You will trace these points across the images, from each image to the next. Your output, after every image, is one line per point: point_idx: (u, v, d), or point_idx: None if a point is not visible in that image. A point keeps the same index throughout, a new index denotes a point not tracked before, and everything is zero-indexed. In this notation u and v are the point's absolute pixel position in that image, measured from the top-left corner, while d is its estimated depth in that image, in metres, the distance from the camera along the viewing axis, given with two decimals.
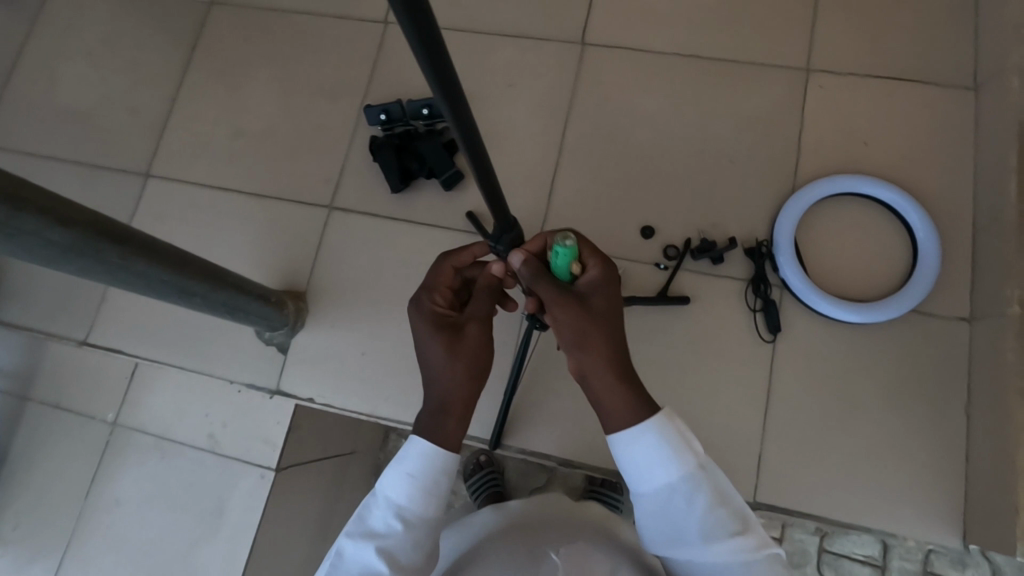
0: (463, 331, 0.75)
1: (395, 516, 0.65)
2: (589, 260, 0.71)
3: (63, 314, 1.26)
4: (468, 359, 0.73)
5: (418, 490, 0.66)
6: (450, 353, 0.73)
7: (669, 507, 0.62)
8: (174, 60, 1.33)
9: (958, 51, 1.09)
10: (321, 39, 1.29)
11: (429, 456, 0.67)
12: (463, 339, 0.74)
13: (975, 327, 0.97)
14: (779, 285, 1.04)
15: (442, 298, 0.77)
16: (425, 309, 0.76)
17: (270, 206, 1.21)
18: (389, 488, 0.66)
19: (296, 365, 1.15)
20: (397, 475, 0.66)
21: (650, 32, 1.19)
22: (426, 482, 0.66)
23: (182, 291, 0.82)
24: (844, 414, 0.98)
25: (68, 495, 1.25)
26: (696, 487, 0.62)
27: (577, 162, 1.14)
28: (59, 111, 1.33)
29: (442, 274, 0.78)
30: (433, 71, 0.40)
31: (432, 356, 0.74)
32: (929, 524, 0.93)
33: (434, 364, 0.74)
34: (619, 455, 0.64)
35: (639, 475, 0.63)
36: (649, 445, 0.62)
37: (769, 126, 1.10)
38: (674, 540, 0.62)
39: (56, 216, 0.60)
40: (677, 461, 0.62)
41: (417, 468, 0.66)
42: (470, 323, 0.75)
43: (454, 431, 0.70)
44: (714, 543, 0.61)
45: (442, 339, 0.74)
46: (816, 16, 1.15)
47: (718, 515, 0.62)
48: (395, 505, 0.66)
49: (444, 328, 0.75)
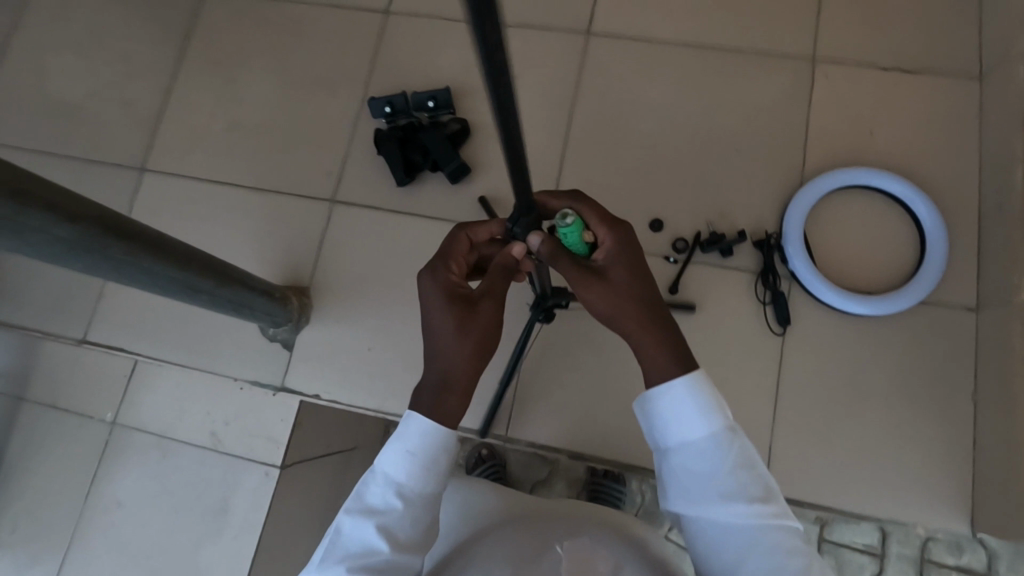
0: (477, 306, 0.70)
1: (395, 493, 0.64)
2: (599, 230, 0.70)
3: (59, 312, 1.23)
4: (477, 338, 0.68)
5: (418, 467, 0.64)
6: (460, 329, 0.69)
7: (695, 465, 0.61)
8: (168, 51, 1.30)
9: (963, 40, 1.09)
10: (319, 29, 1.27)
11: (430, 433, 0.65)
12: (475, 314, 0.69)
13: (981, 316, 0.98)
14: (788, 276, 1.04)
15: (456, 270, 0.73)
16: (439, 281, 0.71)
17: (270, 200, 1.19)
18: (388, 466, 0.64)
19: (301, 361, 1.14)
20: (396, 452, 0.64)
21: (655, 22, 1.18)
22: (425, 458, 0.65)
23: (187, 288, 0.80)
24: (851, 403, 0.99)
25: (67, 497, 1.23)
26: (725, 446, 0.61)
27: (583, 154, 1.13)
28: (49, 104, 1.30)
29: (459, 247, 0.75)
30: (485, 44, 0.37)
31: (440, 330, 0.69)
32: (935, 512, 0.94)
33: (441, 339, 0.69)
34: (650, 410, 0.63)
35: (668, 429, 0.62)
36: (682, 400, 0.61)
37: (776, 116, 1.10)
38: (694, 497, 0.61)
39: (64, 212, 0.58)
40: (709, 418, 0.61)
41: (418, 444, 0.64)
42: (484, 299, 0.70)
43: (454, 410, 0.67)
44: (736, 505, 0.59)
45: (453, 313, 0.69)
46: (821, 5, 1.14)
47: (743, 476, 0.60)
48: (394, 482, 0.64)
49: (456, 301, 0.70)
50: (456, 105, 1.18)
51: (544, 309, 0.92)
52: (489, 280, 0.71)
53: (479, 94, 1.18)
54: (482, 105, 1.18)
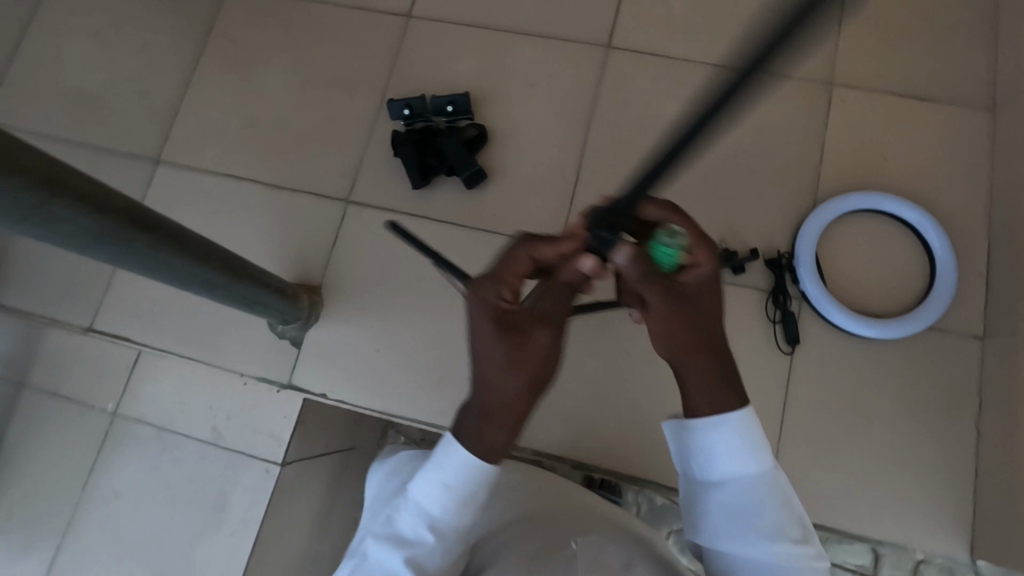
0: (530, 335, 0.62)
1: (427, 525, 0.61)
2: (697, 252, 0.63)
3: (66, 300, 1.23)
4: (531, 372, 0.61)
5: (454, 502, 0.60)
6: (511, 361, 0.61)
7: (737, 502, 0.60)
8: (188, 43, 1.30)
9: (977, 71, 1.11)
10: (340, 29, 1.27)
11: (469, 468, 0.60)
12: (530, 344, 0.62)
13: (987, 344, 0.99)
14: (798, 296, 1.05)
15: (510, 290, 0.64)
16: (489, 303, 0.63)
17: (283, 197, 1.19)
18: (422, 496, 0.61)
19: (309, 359, 1.13)
20: (431, 483, 0.61)
21: (675, 38, 1.19)
22: (463, 494, 0.61)
23: (205, 282, 0.80)
24: (855, 425, 1.00)
25: (64, 487, 1.22)
26: (770, 485, 0.60)
27: (599, 166, 1.14)
28: (66, 91, 1.29)
29: (518, 264, 0.63)
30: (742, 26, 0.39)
31: (486, 359, 0.62)
32: (935, 537, 0.95)
33: (490, 368, 0.62)
34: (695, 439, 0.62)
35: (711, 460, 0.61)
36: (731, 434, 0.60)
37: (791, 137, 1.11)
38: (731, 532, 0.60)
39: (93, 203, 0.58)
40: (756, 456, 0.60)
41: (456, 479, 0.60)
42: (540, 329, 0.62)
43: (500, 441, 0.61)
44: (774, 543, 0.58)
45: (505, 343, 0.62)
46: (839, 30, 1.16)
47: (782, 516, 0.59)
48: (427, 514, 0.61)
49: (506, 329, 0.62)
50: (474, 111, 1.19)
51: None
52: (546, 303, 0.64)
53: (498, 101, 1.19)
54: (500, 112, 1.19)
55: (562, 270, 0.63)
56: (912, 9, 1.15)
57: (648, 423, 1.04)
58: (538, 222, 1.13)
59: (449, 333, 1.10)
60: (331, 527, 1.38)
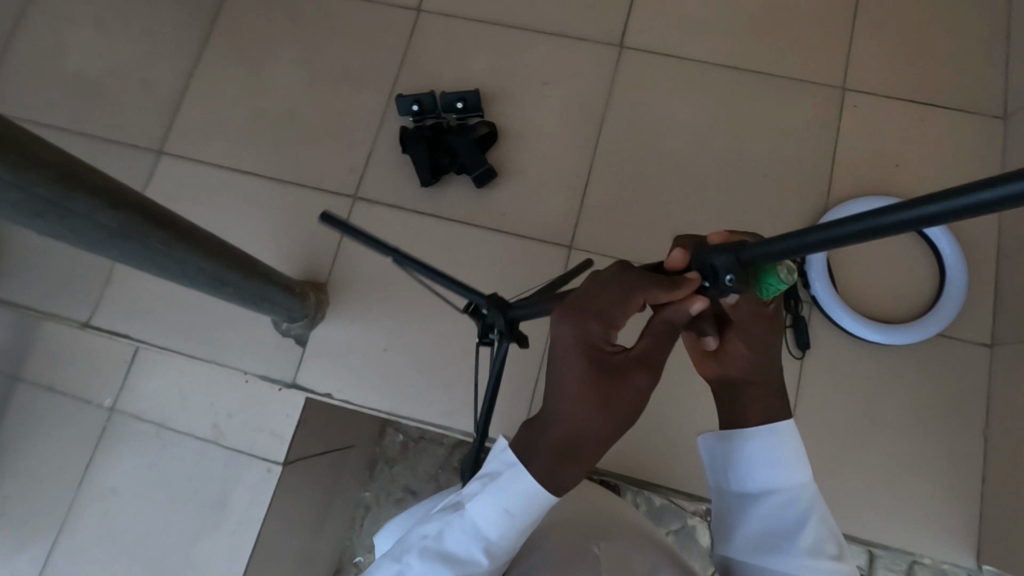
0: (629, 377, 0.53)
1: (482, 546, 0.56)
2: None
3: (64, 293, 1.20)
4: (625, 418, 0.53)
5: (514, 530, 0.55)
6: (603, 404, 0.52)
7: (773, 515, 0.61)
8: (192, 33, 1.28)
9: (988, 79, 1.11)
10: (349, 22, 1.25)
11: (536, 500, 0.54)
12: (627, 386, 0.52)
13: (995, 352, 0.99)
14: (810, 301, 1.05)
15: (609, 325, 0.53)
16: (584, 338, 0.53)
17: (289, 192, 1.17)
18: (479, 517, 0.55)
19: (314, 358, 1.12)
20: (490, 506, 0.55)
21: (688, 40, 1.18)
22: (526, 522, 0.55)
23: (215, 280, 0.78)
24: (864, 431, 1.00)
25: (60, 484, 1.19)
26: (811, 501, 0.60)
27: (610, 167, 1.13)
28: (65, 79, 1.26)
29: (623, 299, 0.53)
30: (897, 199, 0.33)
31: (573, 401, 0.52)
32: (940, 543, 0.95)
33: (575, 408, 0.52)
34: (736, 450, 0.63)
35: (752, 472, 0.62)
36: (773, 446, 0.61)
37: (803, 142, 1.11)
38: (769, 544, 0.60)
39: (107, 197, 0.57)
40: (797, 469, 0.61)
41: (520, 508, 0.54)
42: (642, 372, 0.53)
43: (569, 478, 0.54)
44: (815, 560, 0.58)
45: (600, 383, 0.52)
46: (852, 35, 1.15)
47: (823, 533, 0.59)
48: (482, 535, 0.56)
49: (602, 370, 0.52)
50: (485, 109, 1.18)
51: (509, 321, 0.74)
52: (651, 346, 0.55)
53: (509, 99, 1.18)
54: (511, 110, 1.17)
55: (672, 312, 0.55)
56: (926, 16, 1.15)
57: (657, 426, 1.03)
58: (548, 222, 1.12)
59: (458, 333, 1.09)
60: (329, 526, 1.36)
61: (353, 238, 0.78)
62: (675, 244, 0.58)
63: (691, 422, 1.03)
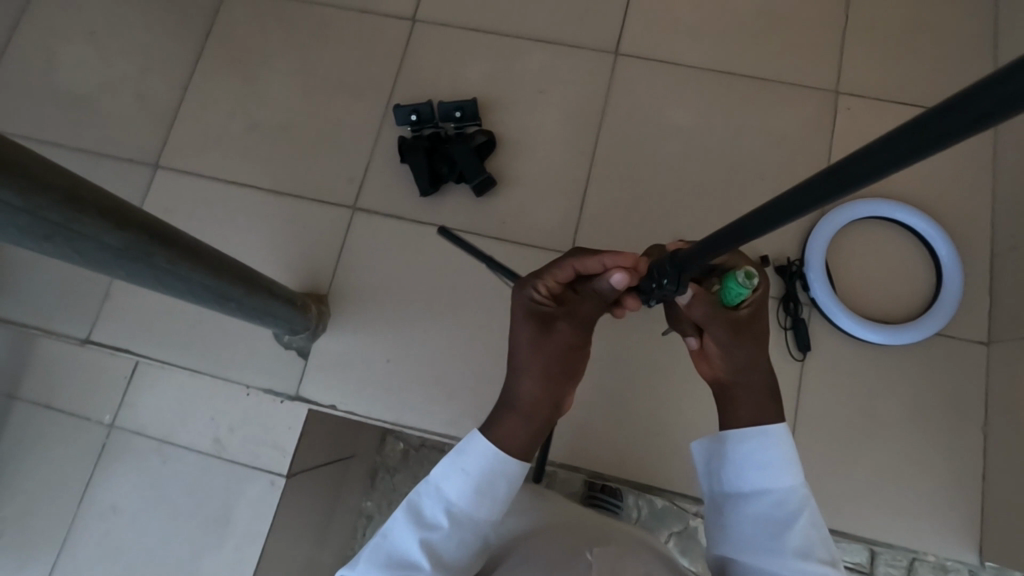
0: (553, 327, 0.74)
1: (445, 509, 0.63)
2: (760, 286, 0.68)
3: (61, 310, 1.19)
4: (547, 359, 0.73)
5: (473, 490, 0.64)
6: (532, 346, 0.73)
7: (767, 513, 0.63)
8: (186, 46, 1.27)
9: (978, 80, 1.13)
10: (344, 32, 1.25)
11: (489, 455, 0.65)
12: (549, 333, 0.74)
13: (992, 350, 1.01)
14: (809, 303, 1.06)
15: (548, 288, 0.75)
16: (526, 295, 0.75)
17: (288, 203, 1.17)
18: (443, 482, 0.64)
19: (316, 369, 1.11)
20: (452, 470, 0.64)
21: (683, 45, 1.19)
22: (483, 483, 0.64)
23: (219, 295, 0.78)
24: (866, 430, 1.01)
25: (59, 502, 1.18)
26: (801, 504, 0.63)
27: (608, 173, 1.14)
28: (59, 94, 1.25)
29: (559, 270, 0.74)
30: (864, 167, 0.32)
31: (517, 344, 0.75)
32: (944, 541, 0.96)
33: (517, 347, 0.75)
34: (730, 450, 0.67)
35: (746, 470, 0.66)
36: (765, 447, 0.65)
37: (798, 145, 1.12)
38: (760, 541, 0.62)
39: (115, 218, 0.57)
40: (790, 472, 0.65)
41: (477, 466, 0.64)
42: (563, 322, 0.74)
43: (508, 423, 0.69)
44: (801, 557, 0.60)
45: (532, 329, 0.74)
46: (845, 39, 1.17)
47: (811, 535, 0.62)
48: (446, 500, 0.63)
49: (535, 319, 0.74)
50: (483, 117, 1.18)
51: None
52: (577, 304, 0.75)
53: (506, 107, 1.18)
54: (509, 117, 1.18)
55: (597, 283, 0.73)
56: (915, 19, 1.17)
57: (661, 431, 1.04)
58: (549, 229, 1.12)
59: (461, 341, 1.09)
60: (332, 538, 1.35)
61: (461, 248, 1.06)
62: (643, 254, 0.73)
63: (695, 426, 1.03)
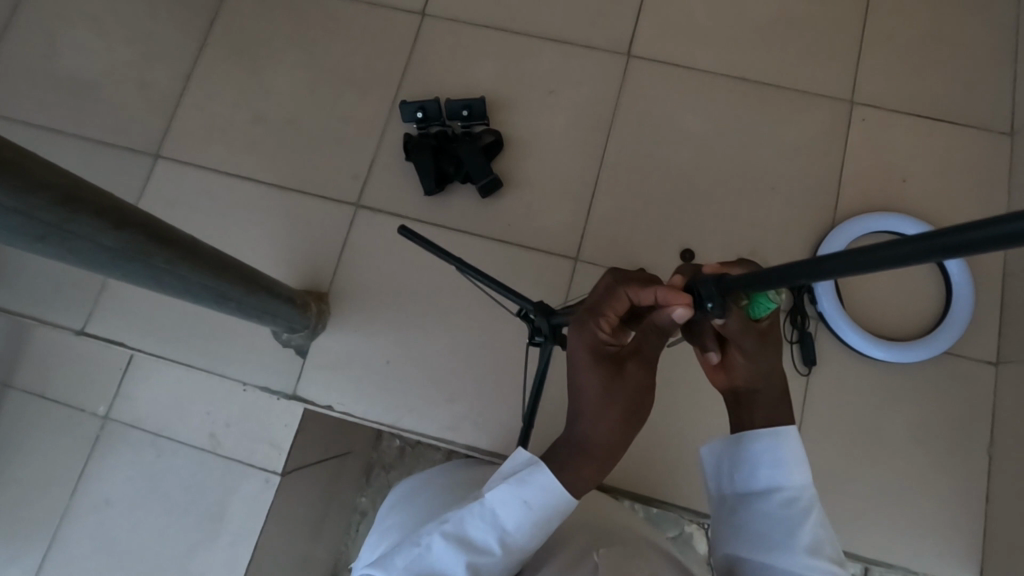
0: (624, 368, 0.61)
1: (497, 537, 0.57)
2: None
3: (57, 299, 1.17)
4: (625, 405, 0.59)
5: (531, 523, 0.57)
6: (604, 394, 0.60)
7: (775, 514, 0.58)
8: (191, 34, 1.25)
9: (995, 94, 1.11)
10: (352, 25, 1.23)
11: (555, 494, 0.56)
12: (621, 378, 0.60)
13: (1000, 370, 0.99)
14: (816, 317, 1.04)
15: (609, 324, 0.63)
16: (586, 336, 0.63)
17: (290, 198, 1.15)
18: (500, 507, 0.57)
19: (314, 368, 1.10)
20: (511, 498, 0.57)
21: (697, 50, 1.17)
22: (542, 517, 0.57)
23: (219, 295, 0.77)
24: (870, 447, 1.00)
25: (52, 493, 1.17)
26: (812, 502, 0.58)
27: (617, 178, 1.12)
28: (59, 79, 1.23)
29: (617, 301, 0.63)
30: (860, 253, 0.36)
31: (583, 394, 0.60)
32: (944, 561, 0.95)
33: (584, 399, 0.60)
34: (739, 450, 0.61)
35: (754, 471, 0.60)
36: (776, 447, 0.59)
37: (810, 156, 1.10)
38: (767, 545, 0.57)
39: (111, 219, 0.55)
40: (801, 470, 0.59)
41: (539, 500, 0.57)
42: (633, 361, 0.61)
43: (585, 476, 0.58)
44: (813, 557, 0.55)
45: (600, 374, 0.60)
46: (861, 48, 1.15)
47: (822, 533, 0.57)
48: (500, 526, 0.57)
49: (601, 360, 0.61)
50: (491, 116, 1.16)
51: (552, 326, 0.81)
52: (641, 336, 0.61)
53: (514, 107, 1.16)
54: (517, 117, 1.16)
55: (655, 317, 0.59)
56: (934, 29, 1.15)
57: (662, 441, 1.02)
58: (554, 233, 1.10)
59: (463, 342, 1.08)
60: (327, 534, 1.34)
61: (430, 252, 0.94)
62: (675, 271, 0.65)
63: (697, 436, 1.02)
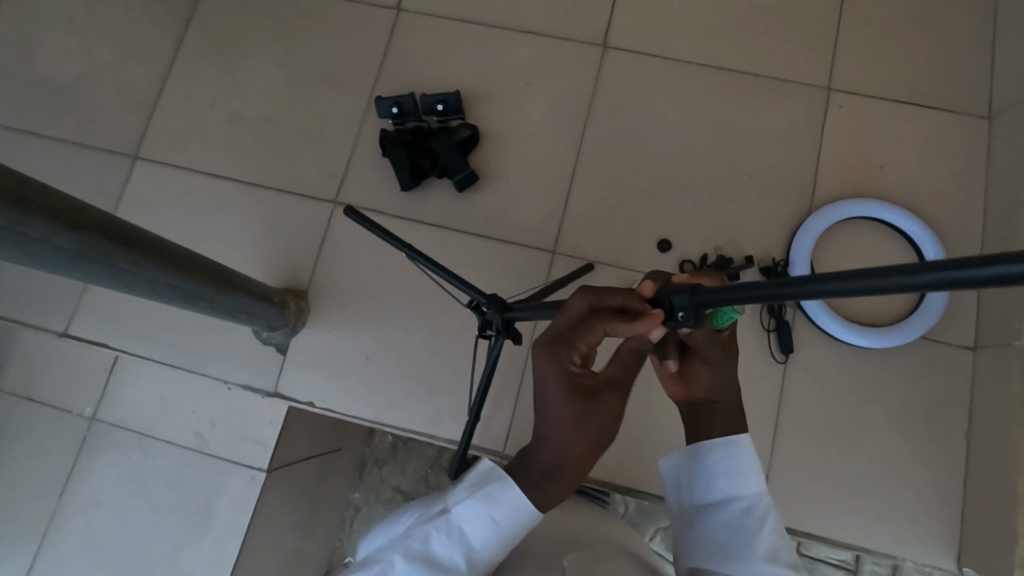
0: (599, 398, 0.58)
1: (464, 554, 0.57)
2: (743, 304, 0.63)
3: (39, 301, 1.18)
4: (599, 436, 0.58)
5: (497, 539, 0.57)
6: (576, 426, 0.57)
7: (734, 524, 0.58)
8: (167, 33, 1.25)
9: (973, 78, 1.10)
10: (328, 22, 1.22)
11: (523, 512, 0.57)
12: (594, 410, 0.58)
13: (978, 356, 0.99)
14: (793, 305, 1.04)
15: (582, 354, 0.60)
16: (559, 365, 0.59)
17: (269, 196, 1.16)
18: (468, 523, 0.57)
19: (294, 367, 1.10)
20: (478, 514, 0.57)
21: (673, 39, 1.16)
22: (508, 534, 0.57)
23: (187, 294, 0.77)
24: (849, 435, 1.00)
25: (42, 494, 1.18)
26: (768, 509, 0.58)
27: (593, 170, 1.12)
28: (36, 82, 1.23)
29: (592, 334, 0.59)
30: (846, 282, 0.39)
31: (554, 423, 0.58)
32: (924, 546, 0.95)
33: (556, 428, 0.58)
34: (696, 462, 0.62)
35: (711, 481, 0.61)
36: (731, 456, 0.60)
37: (787, 144, 1.10)
38: (728, 554, 0.57)
39: (65, 221, 0.55)
40: (755, 478, 0.60)
41: (506, 516, 0.57)
42: (608, 392, 0.58)
43: (556, 495, 0.59)
44: (770, 565, 0.55)
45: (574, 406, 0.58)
46: (839, 34, 1.14)
47: (778, 542, 0.57)
48: (466, 542, 0.57)
49: (575, 391, 0.58)
50: (467, 111, 1.16)
51: (506, 320, 0.80)
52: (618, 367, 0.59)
53: (491, 101, 1.16)
54: (493, 111, 1.16)
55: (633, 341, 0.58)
56: (911, 14, 1.14)
57: (641, 431, 1.03)
58: (532, 226, 1.10)
59: (444, 336, 1.08)
60: (319, 530, 1.34)
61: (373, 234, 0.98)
62: (645, 276, 0.62)
63: (677, 426, 1.02)
